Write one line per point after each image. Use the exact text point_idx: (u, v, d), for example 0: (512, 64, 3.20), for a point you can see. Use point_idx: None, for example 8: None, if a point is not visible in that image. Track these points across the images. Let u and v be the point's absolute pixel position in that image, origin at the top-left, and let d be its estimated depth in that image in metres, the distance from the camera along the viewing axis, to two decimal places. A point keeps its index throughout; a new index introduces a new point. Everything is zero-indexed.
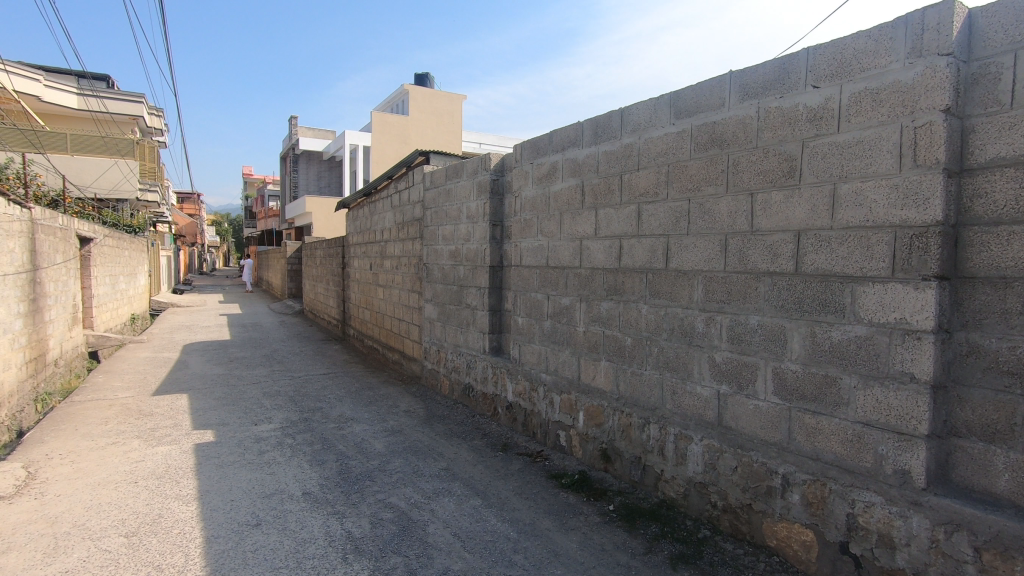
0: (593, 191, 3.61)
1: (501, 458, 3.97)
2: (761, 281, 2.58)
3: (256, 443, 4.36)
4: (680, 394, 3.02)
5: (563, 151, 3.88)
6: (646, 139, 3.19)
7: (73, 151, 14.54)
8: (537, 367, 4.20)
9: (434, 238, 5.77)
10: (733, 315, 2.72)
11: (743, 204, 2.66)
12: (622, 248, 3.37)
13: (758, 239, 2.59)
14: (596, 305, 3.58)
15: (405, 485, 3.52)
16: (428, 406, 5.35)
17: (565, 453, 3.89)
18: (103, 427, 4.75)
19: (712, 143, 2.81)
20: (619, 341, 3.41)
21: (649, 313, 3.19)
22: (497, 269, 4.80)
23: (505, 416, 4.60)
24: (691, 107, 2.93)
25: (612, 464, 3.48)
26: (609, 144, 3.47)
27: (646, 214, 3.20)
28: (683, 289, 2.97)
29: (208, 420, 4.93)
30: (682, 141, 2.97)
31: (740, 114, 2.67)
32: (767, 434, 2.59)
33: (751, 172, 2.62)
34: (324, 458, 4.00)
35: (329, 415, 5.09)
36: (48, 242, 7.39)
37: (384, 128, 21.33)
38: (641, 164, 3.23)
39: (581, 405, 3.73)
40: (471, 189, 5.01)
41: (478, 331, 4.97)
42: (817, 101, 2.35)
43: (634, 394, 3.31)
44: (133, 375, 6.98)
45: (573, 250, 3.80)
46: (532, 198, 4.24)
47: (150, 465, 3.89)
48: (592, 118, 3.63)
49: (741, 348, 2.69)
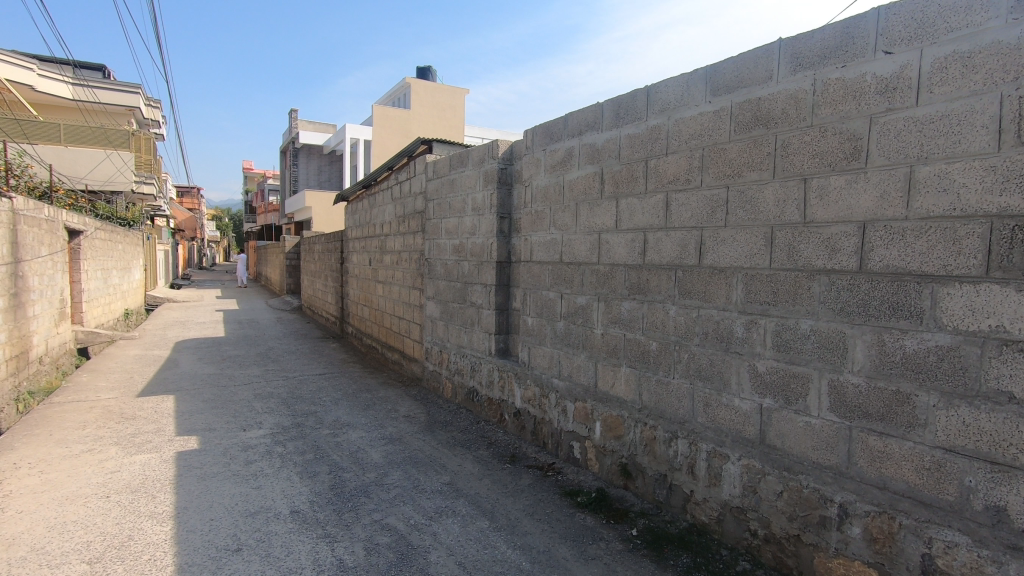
0: (614, 180, 3.26)
1: (510, 471, 3.63)
2: (815, 280, 2.24)
3: (243, 451, 4.03)
4: (715, 407, 2.68)
5: (580, 135, 3.54)
6: (677, 120, 2.85)
7: (67, 141, 14.32)
8: (549, 372, 3.86)
9: (437, 232, 5.41)
10: (781, 319, 2.37)
11: (794, 191, 2.31)
12: (647, 242, 3.03)
13: (813, 232, 2.25)
14: (616, 305, 3.24)
15: (404, 503, 3.18)
16: (430, 411, 5.01)
17: (579, 466, 3.56)
18: (80, 432, 4.41)
19: (756, 122, 2.46)
20: (642, 345, 3.08)
21: (678, 315, 2.85)
22: (505, 265, 4.46)
23: (513, 423, 4.27)
24: (731, 83, 2.58)
25: (633, 481, 3.14)
26: (632, 127, 3.13)
27: (675, 204, 2.86)
28: (719, 288, 2.63)
29: (194, 425, 4.61)
30: (719, 120, 2.62)
31: (792, 88, 2.32)
32: (820, 456, 2.25)
33: (804, 154, 2.28)
34: (316, 470, 3.66)
35: (323, 421, 4.76)
36: (32, 233, 7.04)
37: (385, 123, 20.93)
38: (670, 147, 2.89)
39: (598, 415, 3.40)
40: (477, 178, 4.66)
41: (483, 331, 4.64)
42: (889, 69, 2.01)
43: (660, 405, 2.98)
44: (119, 374, 6.65)
45: (590, 244, 3.45)
46: (544, 188, 3.89)
47: (126, 477, 3.55)
48: (613, 99, 3.28)
49: (790, 356, 2.35)
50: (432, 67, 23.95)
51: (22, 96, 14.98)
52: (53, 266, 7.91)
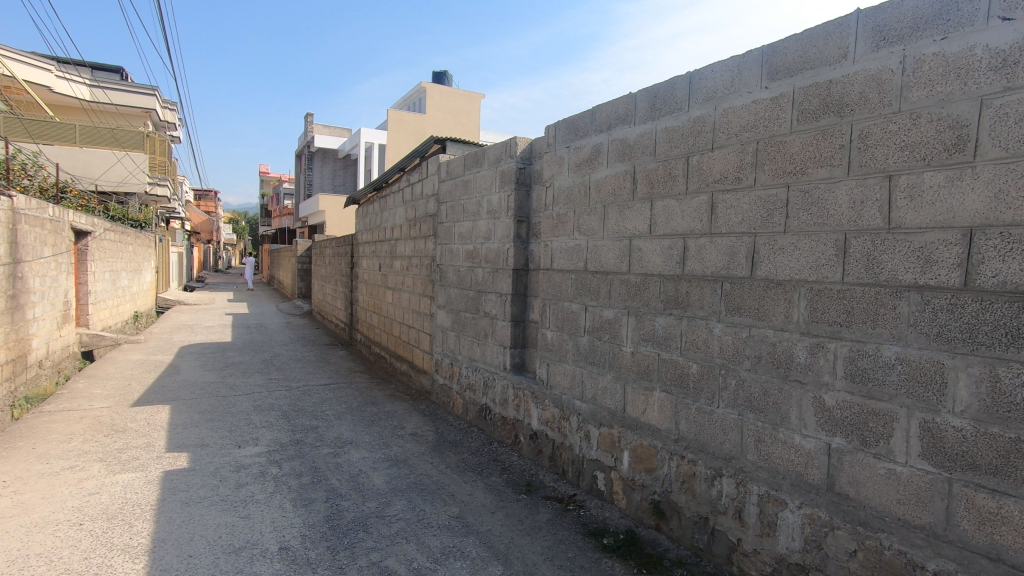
0: (648, 179, 2.89)
1: (526, 504, 3.26)
2: (902, 298, 1.85)
3: (235, 472, 3.69)
4: (769, 443, 2.29)
5: (609, 130, 3.18)
6: (726, 110, 2.47)
7: (82, 143, 14.30)
8: (570, 392, 3.49)
9: (450, 237, 5.07)
10: (856, 343, 1.98)
11: (875, 189, 1.93)
12: (687, 250, 2.65)
13: (899, 239, 1.86)
14: (649, 321, 2.87)
15: (407, 541, 2.82)
16: (439, 429, 4.65)
17: (603, 500, 3.18)
18: (65, 445, 4.12)
19: (826, 109, 2.08)
20: (680, 367, 2.70)
21: (723, 334, 2.47)
22: (522, 273, 4.11)
23: (529, 447, 3.90)
24: (793, 65, 2.21)
25: (667, 522, 2.76)
26: (670, 119, 2.76)
27: (722, 206, 2.49)
28: (777, 305, 2.25)
29: (187, 440, 4.30)
30: (778, 108, 2.25)
31: (872, 68, 1.94)
32: (909, 513, 1.85)
33: (889, 146, 1.90)
34: (312, 497, 3.31)
35: (324, 438, 4.42)
36: (34, 232, 6.82)
37: (401, 127, 20.76)
38: (717, 141, 2.52)
39: (626, 444, 3.02)
40: (493, 179, 4.32)
41: (497, 344, 4.28)
42: (1008, 38, 1.62)
43: (701, 437, 2.59)
44: (118, 381, 6.38)
45: (619, 251, 3.08)
46: (568, 188, 3.53)
47: (104, 501, 3.23)
48: (648, 89, 2.92)
49: (867, 388, 1.96)
50: (449, 72, 23.87)
51: (38, 97, 15.11)
52: (57, 266, 7.70)
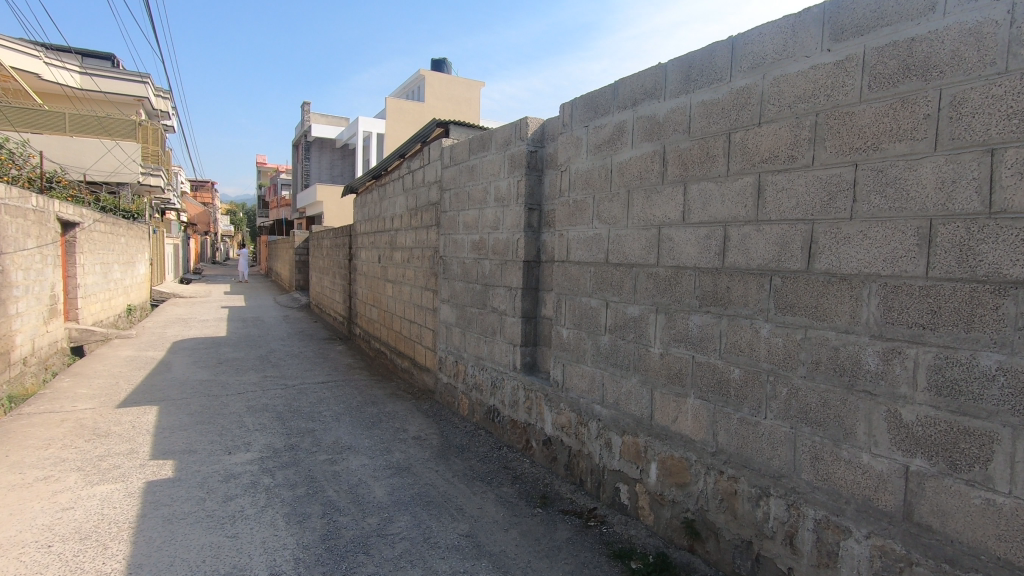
0: (681, 160, 2.58)
1: (542, 520, 2.97)
2: (1007, 296, 1.55)
3: (224, 483, 3.40)
4: (829, 462, 1.99)
5: (635, 106, 2.86)
6: (778, 78, 2.16)
7: (73, 131, 13.90)
8: (588, 396, 3.19)
9: (454, 227, 4.75)
10: (944, 349, 1.68)
11: (972, 166, 1.62)
12: (728, 240, 2.35)
13: (1003, 226, 1.56)
14: (682, 320, 2.56)
15: (411, 565, 2.53)
16: (444, 432, 4.36)
17: (627, 515, 2.89)
18: (42, 452, 3.82)
19: (908, 73, 1.77)
20: (719, 372, 2.40)
21: (773, 335, 2.17)
22: (533, 266, 3.81)
23: (542, 453, 3.61)
24: (863, 21, 1.88)
25: (702, 544, 2.47)
26: (708, 91, 2.45)
27: (772, 188, 2.18)
28: (840, 303, 1.94)
29: (173, 446, 4.00)
30: (845, 74, 1.93)
31: (970, 20, 1.63)
32: (1012, 552, 1.56)
33: (991, 113, 1.59)
34: (306, 512, 3.02)
35: (320, 442, 4.12)
36: (16, 224, 6.48)
37: (401, 116, 20.39)
38: (766, 115, 2.20)
39: (653, 455, 2.73)
40: (501, 163, 4.00)
41: (506, 342, 3.97)
42: None
43: (745, 451, 2.30)
44: (105, 379, 6.09)
45: (646, 241, 2.77)
46: (586, 172, 3.20)
47: (78, 518, 2.94)
48: (681, 58, 2.60)
49: (957, 402, 1.66)
50: (449, 60, 23.44)
51: (27, 85, 14.76)
52: (43, 259, 7.37)
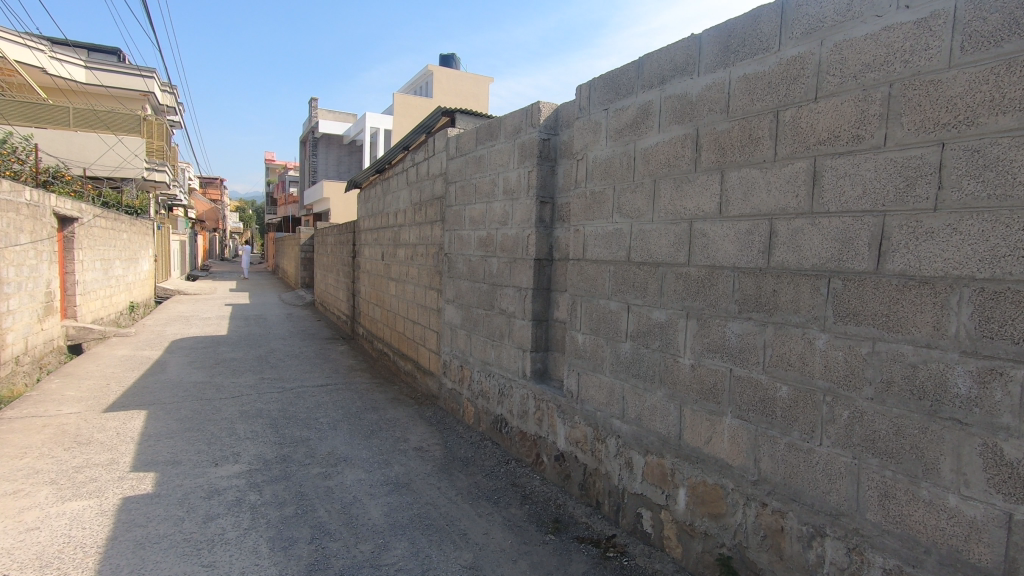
0: (717, 144, 2.25)
1: (555, 549, 2.66)
2: None
3: (206, 500, 3.12)
4: (902, 502, 1.66)
5: (662, 85, 2.53)
6: (840, 45, 1.82)
7: (76, 125, 13.68)
8: (606, 409, 2.87)
9: (459, 222, 4.44)
10: None
11: None
12: (774, 236, 2.02)
13: None
14: (718, 327, 2.23)
15: None
16: (448, 442, 4.06)
17: (651, 545, 2.57)
18: (16, 462, 3.56)
19: (1017, 27, 1.42)
20: (763, 389, 2.07)
21: (831, 348, 1.84)
22: (545, 264, 3.48)
23: (554, 470, 3.30)
24: None
25: None
26: (752, 64, 2.12)
27: (830, 175, 1.84)
28: (920, 311, 1.61)
29: (157, 457, 3.72)
30: (927, 34, 1.60)
31: None
32: None
33: None
34: (294, 537, 2.72)
35: (314, 453, 3.83)
36: (7, 218, 6.24)
37: (407, 111, 20.01)
38: (824, 88, 1.87)
39: (682, 479, 2.41)
40: (511, 153, 3.67)
41: (515, 347, 3.65)
42: None
43: (795, 482, 1.97)
44: (97, 380, 5.84)
45: (675, 237, 2.44)
46: (604, 160, 2.88)
47: (41, 541, 2.66)
48: (718, 26, 2.26)
49: None
50: (456, 54, 23.11)
51: (32, 79, 14.74)
52: (37, 255, 7.14)
